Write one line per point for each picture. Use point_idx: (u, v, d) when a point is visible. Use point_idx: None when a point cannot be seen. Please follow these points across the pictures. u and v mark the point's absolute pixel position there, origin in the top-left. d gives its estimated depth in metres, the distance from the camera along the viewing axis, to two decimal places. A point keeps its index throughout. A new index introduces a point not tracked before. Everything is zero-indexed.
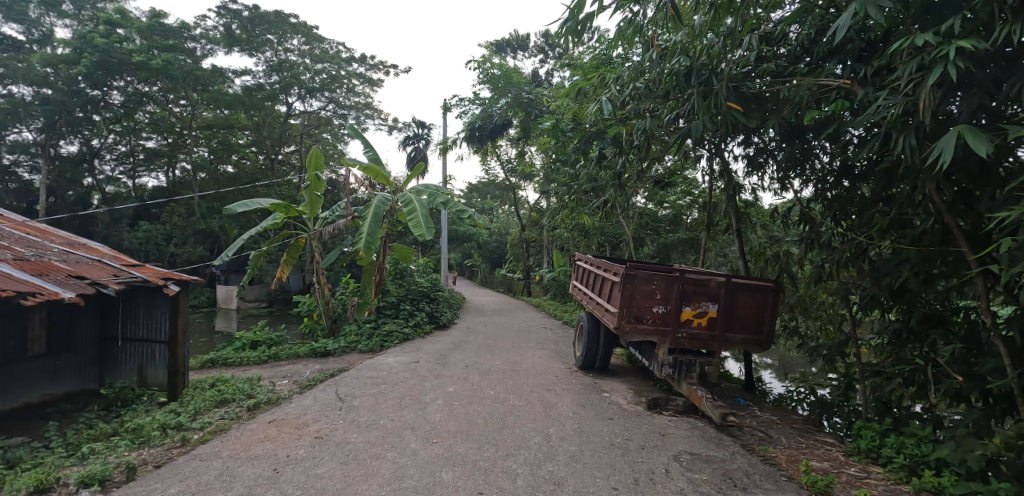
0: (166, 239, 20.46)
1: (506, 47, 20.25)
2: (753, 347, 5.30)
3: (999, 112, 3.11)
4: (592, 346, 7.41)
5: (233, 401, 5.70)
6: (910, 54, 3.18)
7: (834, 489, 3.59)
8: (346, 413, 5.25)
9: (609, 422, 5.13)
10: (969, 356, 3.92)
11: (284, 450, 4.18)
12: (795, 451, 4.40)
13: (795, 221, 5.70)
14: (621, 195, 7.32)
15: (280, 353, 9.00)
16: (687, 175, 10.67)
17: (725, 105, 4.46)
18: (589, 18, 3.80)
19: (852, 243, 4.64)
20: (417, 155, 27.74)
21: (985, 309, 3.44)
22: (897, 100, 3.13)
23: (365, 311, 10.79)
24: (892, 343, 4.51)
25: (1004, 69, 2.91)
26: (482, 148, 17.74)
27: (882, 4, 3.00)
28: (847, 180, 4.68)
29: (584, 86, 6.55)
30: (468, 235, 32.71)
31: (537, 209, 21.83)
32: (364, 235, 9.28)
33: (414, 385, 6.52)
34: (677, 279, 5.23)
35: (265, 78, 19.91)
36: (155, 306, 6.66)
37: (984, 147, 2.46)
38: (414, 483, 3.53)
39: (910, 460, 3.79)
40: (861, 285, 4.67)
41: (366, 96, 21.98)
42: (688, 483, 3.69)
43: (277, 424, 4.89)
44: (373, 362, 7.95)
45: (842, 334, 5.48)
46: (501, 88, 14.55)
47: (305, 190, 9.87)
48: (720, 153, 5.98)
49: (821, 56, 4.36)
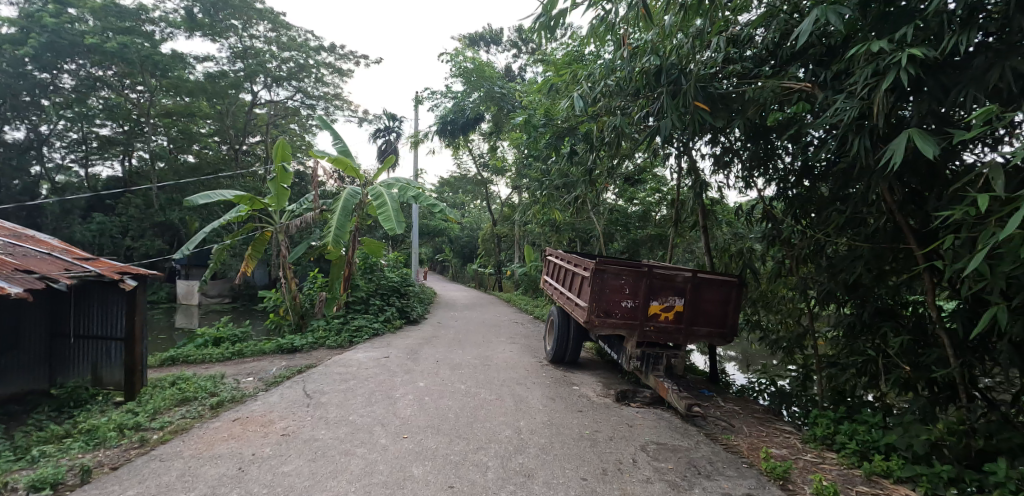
0: (121, 232, 19.62)
1: (479, 41, 20.10)
2: (718, 340, 5.48)
3: (948, 118, 3.28)
4: (563, 340, 7.49)
5: (195, 400, 5.49)
6: (866, 60, 3.32)
7: (791, 474, 3.77)
8: (314, 409, 5.15)
9: (579, 414, 5.21)
10: (916, 347, 4.16)
11: (249, 449, 4.07)
12: (756, 439, 4.58)
13: (758, 219, 5.89)
14: (592, 191, 7.38)
15: (244, 349, 8.69)
16: (656, 172, 10.97)
17: (692, 105, 4.63)
18: (562, 14, 3.81)
19: (811, 240, 4.86)
20: (388, 148, 27.37)
21: (931, 303, 3.70)
22: (853, 104, 3.31)
23: (333, 307, 10.63)
24: (847, 335, 4.76)
25: (951, 77, 3.11)
26: (453, 142, 17.67)
27: (841, 11, 3.18)
28: (808, 179, 4.89)
29: (557, 82, 6.62)
30: (440, 230, 32.64)
31: (509, 204, 21.87)
32: (333, 229, 9.09)
33: (384, 381, 6.44)
34: (645, 273, 5.38)
35: (229, 65, 19.06)
36: (109, 302, 6.36)
37: (932, 149, 2.62)
38: (384, 479, 3.51)
39: (862, 446, 4.01)
40: (818, 279, 4.91)
41: (336, 87, 21.42)
42: (654, 472, 3.81)
43: (242, 422, 4.76)
44: (342, 359, 7.80)
45: (800, 327, 5.71)
46: (474, 82, 14.58)
47: (271, 182, 9.49)
48: (688, 151, 6.07)
49: (785, 60, 4.53)
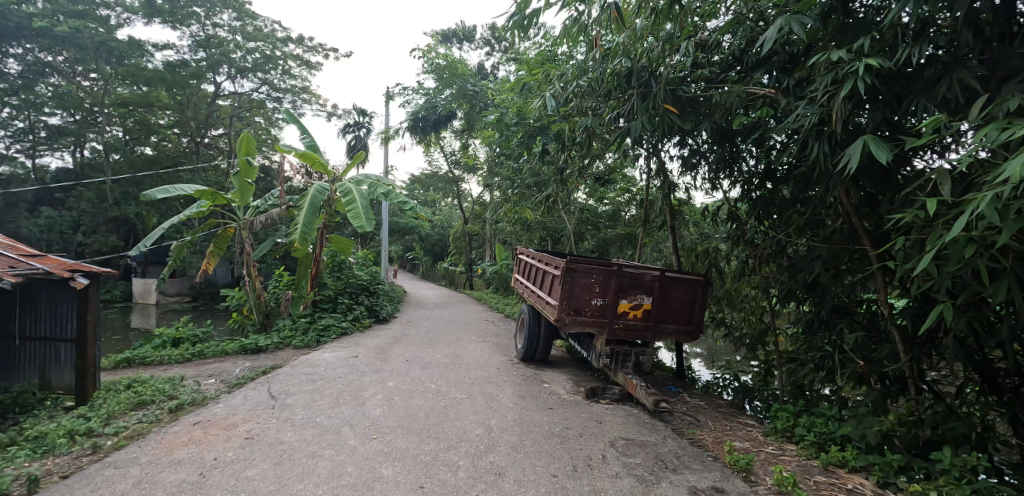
0: (72, 227, 18.58)
1: (452, 38, 19.94)
2: (685, 337, 5.62)
3: (900, 126, 3.46)
4: (534, 338, 7.53)
5: (153, 403, 5.25)
6: (826, 68, 3.48)
7: (754, 466, 3.92)
8: (279, 411, 5.01)
9: (549, 412, 5.26)
10: (869, 343, 4.37)
11: (211, 453, 3.93)
12: (720, 433, 4.73)
13: (723, 220, 6.07)
14: (563, 191, 7.45)
15: (206, 350, 8.36)
16: (626, 173, 11.15)
17: (661, 107, 4.74)
18: (535, 14, 3.83)
19: (772, 240, 5.06)
20: (358, 144, 26.84)
21: (884, 301, 3.91)
22: (814, 110, 3.47)
23: (301, 305, 10.34)
24: (805, 332, 4.99)
25: (904, 87, 3.28)
26: (425, 139, 17.49)
27: (803, 21, 3.35)
28: (771, 182, 5.06)
29: (530, 81, 6.66)
30: (410, 228, 32.26)
31: (480, 203, 21.85)
32: (300, 226, 8.84)
33: (353, 381, 6.32)
34: (615, 273, 5.47)
35: (191, 54, 18.23)
36: (59, 301, 6.00)
37: (885, 155, 2.77)
38: (353, 481, 3.45)
39: (819, 437, 4.21)
40: (779, 279, 5.11)
41: (304, 80, 20.82)
42: (623, 467, 3.88)
43: (204, 425, 4.58)
44: (309, 359, 7.61)
45: (762, 324, 5.92)
46: (446, 79, 14.49)
47: (235, 177, 9.14)
48: (657, 153, 6.21)
49: (750, 66, 4.68)
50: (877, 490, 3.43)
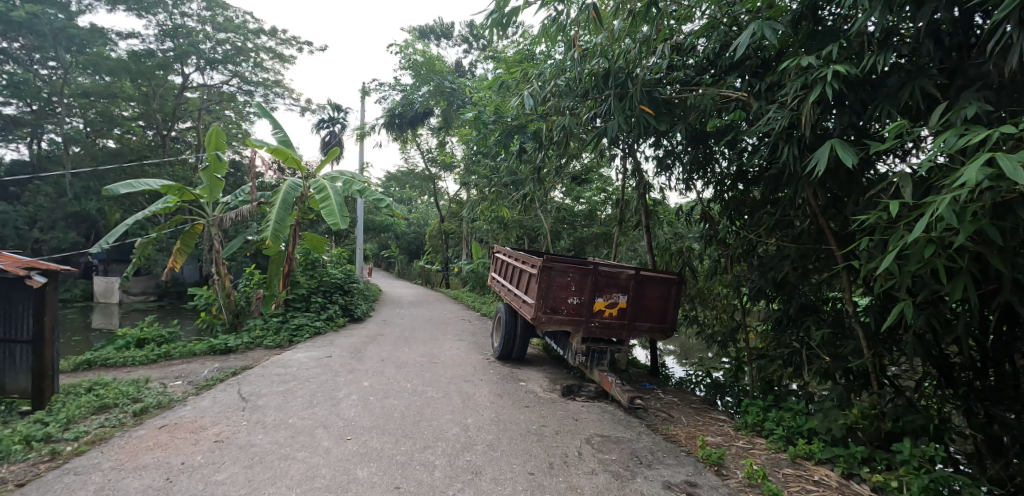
0: (27, 223, 17.69)
1: (429, 34, 19.74)
2: (658, 335, 5.72)
3: (864, 131, 3.60)
4: (510, 337, 7.55)
5: (116, 407, 5.04)
6: (796, 74, 3.58)
7: (725, 460, 4.02)
8: (250, 413, 4.89)
9: (526, 410, 5.28)
10: (835, 340, 4.53)
11: (178, 457, 3.80)
12: (693, 428, 4.84)
13: (696, 220, 6.19)
14: (541, 190, 7.48)
15: (171, 351, 8.06)
16: (602, 172, 11.28)
17: (638, 108, 4.81)
18: (514, 12, 3.85)
19: (744, 240, 5.20)
20: (332, 140, 26.35)
21: (848, 299, 4.06)
22: (784, 114, 3.58)
23: (272, 304, 10.05)
24: (775, 329, 5.14)
25: (868, 93, 3.41)
26: (402, 135, 17.29)
27: (774, 27, 3.46)
28: (742, 183, 5.19)
29: (508, 80, 6.67)
30: (386, 226, 31.88)
31: (457, 201, 21.73)
32: (272, 223, 8.62)
33: (327, 381, 6.22)
34: (591, 271, 5.52)
35: (157, 44, 17.56)
36: (13, 301, 5.57)
37: (850, 157, 2.88)
38: (327, 483, 3.39)
39: (787, 431, 4.34)
40: (750, 278, 5.25)
41: (276, 73, 20.27)
42: (599, 463, 3.93)
43: (170, 429, 4.43)
44: (281, 359, 7.44)
45: (733, 322, 6.06)
46: (423, 75, 14.36)
47: (203, 172, 8.85)
48: (633, 153, 6.30)
49: (724, 70, 4.77)
50: (842, 480, 3.56)
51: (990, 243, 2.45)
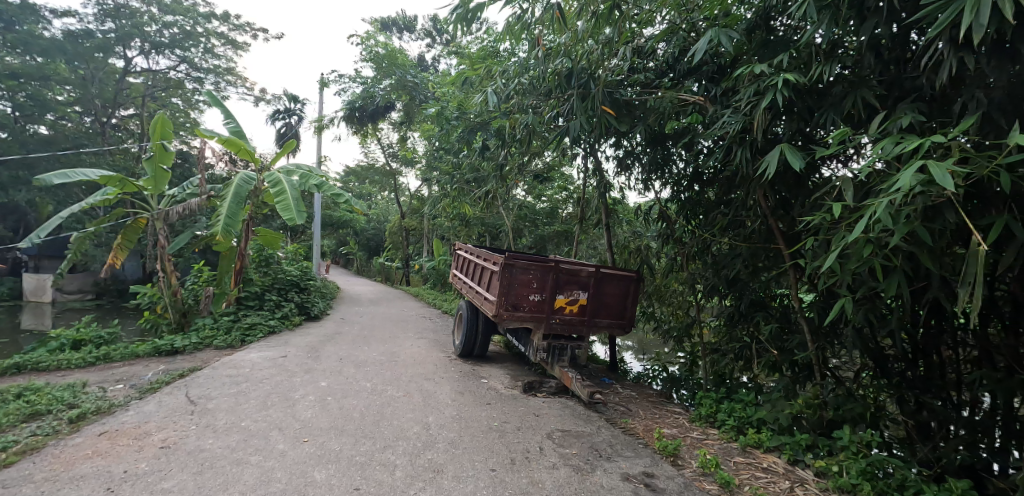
0: None
1: (391, 26, 19.35)
2: (618, 330, 5.87)
3: (811, 136, 3.82)
4: (472, 334, 7.53)
5: (49, 414, 4.69)
6: (749, 80, 3.76)
7: (681, 451, 4.19)
8: (199, 417, 4.66)
9: (487, 407, 5.30)
10: (782, 334, 4.80)
11: (119, 466, 3.58)
12: (650, 421, 5.01)
13: (654, 219, 6.37)
14: (503, 187, 7.52)
15: (112, 353, 7.56)
16: (564, 171, 11.44)
17: (599, 109, 4.89)
18: (479, 8, 3.82)
19: (699, 239, 5.41)
20: (288, 132, 25.38)
21: (794, 296, 4.31)
22: (738, 118, 3.76)
23: (223, 302, 9.61)
24: (727, 324, 5.40)
25: (815, 101, 3.62)
26: (362, 129, 16.87)
27: (730, 35, 3.63)
28: (698, 184, 5.40)
29: (471, 76, 6.64)
30: (344, 222, 31.08)
31: (418, 197, 21.46)
32: (222, 217, 8.22)
33: (282, 381, 6.02)
34: (552, 269, 5.59)
35: (97, 24, 16.42)
36: None
37: (798, 161, 3.06)
38: (283, 486, 3.29)
39: (738, 421, 4.58)
40: (704, 275, 5.48)
41: (228, 60, 19.29)
42: (559, 458, 4.00)
43: (110, 436, 4.16)
44: (232, 359, 7.13)
45: (688, 317, 6.29)
46: (385, 68, 14.10)
47: (147, 162, 8.31)
48: (594, 153, 6.43)
49: (682, 74, 4.94)
50: (789, 466, 3.79)
51: (920, 244, 2.66)
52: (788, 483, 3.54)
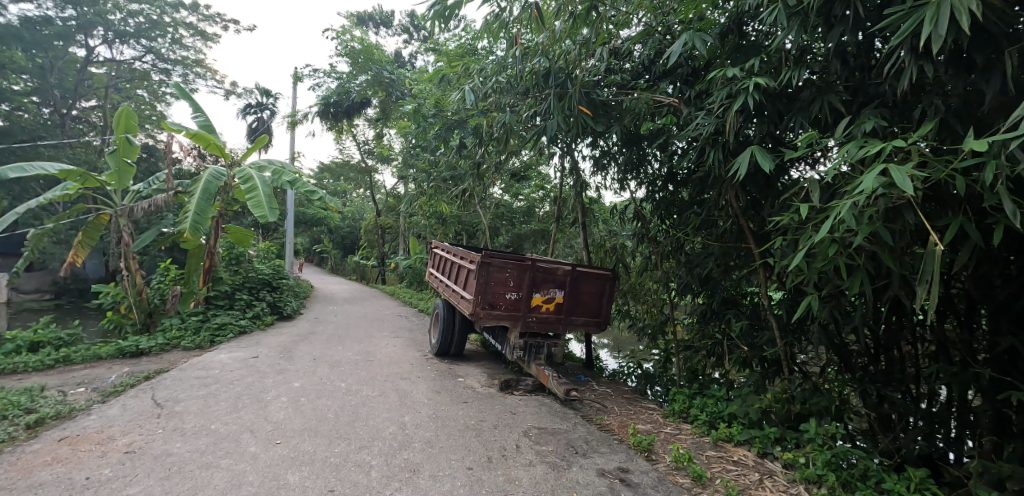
0: None
1: (368, 21, 19.10)
2: (593, 328, 5.94)
3: (780, 139, 3.95)
4: (448, 333, 7.51)
5: (3, 419, 4.46)
6: (722, 84, 3.87)
7: (654, 446, 4.29)
8: (166, 421, 4.52)
9: (464, 406, 5.30)
10: (752, 330, 4.95)
11: (81, 472, 3.45)
12: (625, 417, 5.10)
13: (629, 219, 6.47)
14: (480, 185, 7.52)
15: (72, 355, 7.24)
16: (541, 170, 11.51)
17: (576, 108, 4.93)
18: (457, 6, 3.82)
19: (672, 239, 5.53)
20: (260, 127, 24.77)
21: (764, 293, 4.46)
22: (711, 120, 3.86)
23: (190, 302, 9.29)
24: (699, 321, 5.55)
25: (784, 105, 3.75)
26: (337, 125, 16.58)
27: (704, 39, 3.73)
28: (672, 184, 5.52)
29: (449, 73, 6.61)
30: (318, 220, 30.51)
31: (394, 195, 21.25)
32: (190, 213, 7.96)
33: (253, 383, 5.88)
34: (529, 267, 5.62)
35: (56, 10, 15.49)
36: None
37: (768, 163, 3.17)
38: (255, 490, 3.23)
39: (710, 416, 4.73)
40: (677, 273, 5.60)
41: (197, 52, 18.67)
42: (536, 455, 4.04)
43: (71, 441, 3.99)
44: (201, 361, 6.93)
45: (661, 315, 6.42)
46: (361, 64, 13.92)
47: (110, 156, 7.98)
48: (571, 152, 6.49)
49: (657, 76, 5.04)
50: (758, 459, 3.94)
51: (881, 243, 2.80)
52: (757, 476, 3.69)
